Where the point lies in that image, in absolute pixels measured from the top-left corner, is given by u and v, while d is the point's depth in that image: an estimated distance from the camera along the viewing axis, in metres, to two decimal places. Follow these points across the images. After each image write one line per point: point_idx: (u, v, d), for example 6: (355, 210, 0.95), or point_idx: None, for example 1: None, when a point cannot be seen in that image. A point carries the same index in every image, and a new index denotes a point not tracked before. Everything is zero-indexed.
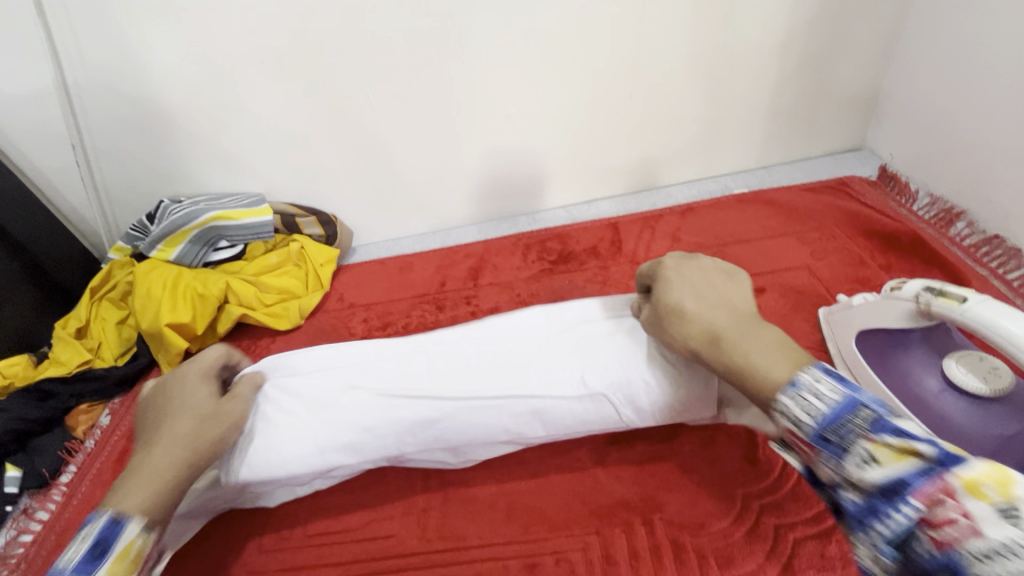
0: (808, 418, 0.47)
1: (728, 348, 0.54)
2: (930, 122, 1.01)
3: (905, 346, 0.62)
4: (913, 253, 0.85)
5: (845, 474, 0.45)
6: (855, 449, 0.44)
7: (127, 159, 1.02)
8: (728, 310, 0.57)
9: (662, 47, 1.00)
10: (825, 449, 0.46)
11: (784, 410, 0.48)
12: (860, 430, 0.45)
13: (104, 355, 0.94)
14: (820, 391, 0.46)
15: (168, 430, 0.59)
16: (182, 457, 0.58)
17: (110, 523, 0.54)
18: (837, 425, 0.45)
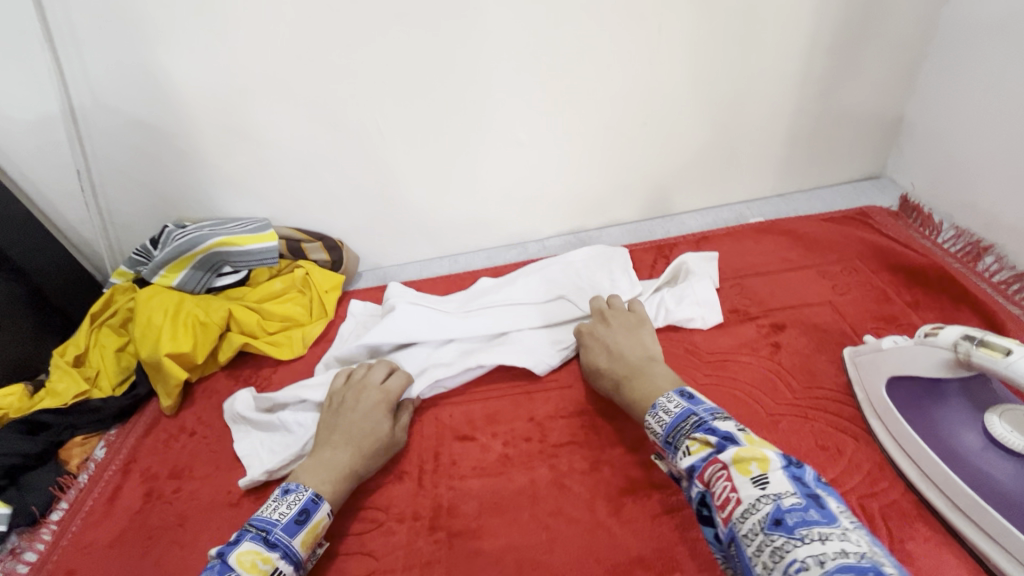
0: (660, 427, 0.58)
1: (626, 393, 0.69)
2: (954, 151, 0.98)
3: (943, 397, 0.60)
4: (941, 291, 0.82)
5: (677, 466, 0.54)
6: (680, 446, 0.54)
7: (132, 183, 1.01)
8: (629, 362, 0.72)
9: (676, 75, 0.98)
10: (668, 451, 0.56)
11: (648, 425, 0.60)
12: (687, 430, 0.55)
13: (101, 385, 0.91)
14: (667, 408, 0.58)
15: (357, 428, 0.71)
16: (362, 462, 0.69)
17: (312, 498, 0.63)
18: (674, 431, 0.56)
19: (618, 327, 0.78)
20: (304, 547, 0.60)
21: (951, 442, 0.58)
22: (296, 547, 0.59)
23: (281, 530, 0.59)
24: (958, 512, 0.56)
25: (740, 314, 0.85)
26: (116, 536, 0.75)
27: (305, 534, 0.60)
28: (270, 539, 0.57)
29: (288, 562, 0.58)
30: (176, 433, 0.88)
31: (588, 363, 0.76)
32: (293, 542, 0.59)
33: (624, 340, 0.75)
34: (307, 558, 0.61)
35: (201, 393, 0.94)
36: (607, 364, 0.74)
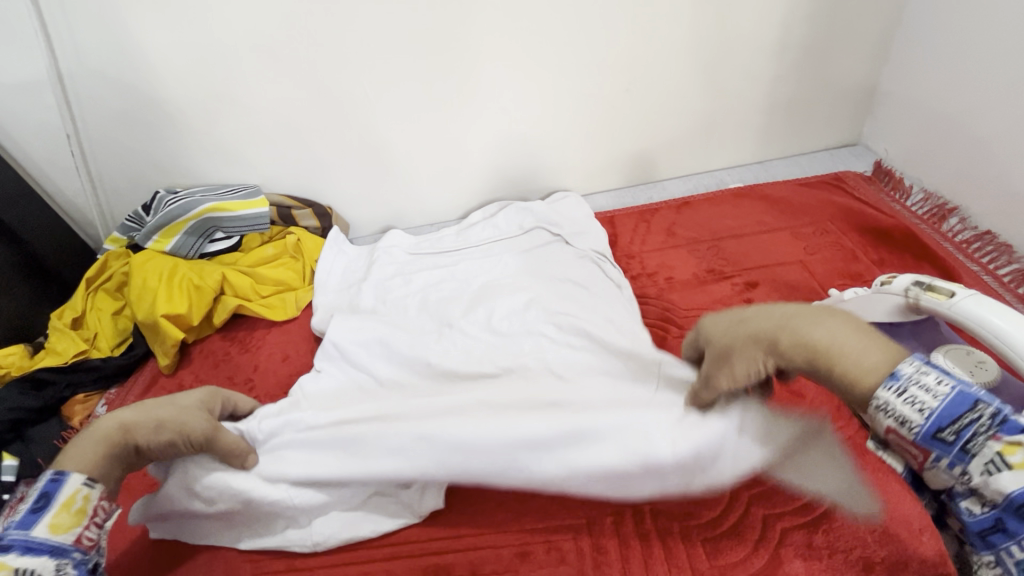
0: (920, 416, 0.39)
1: (790, 352, 0.47)
2: (928, 115, 1.01)
3: (894, 341, 0.62)
4: (905, 249, 0.86)
5: (964, 479, 0.39)
6: (978, 451, 0.38)
7: (123, 150, 1.02)
8: (778, 318, 0.49)
9: (660, 40, 1.00)
10: (942, 451, 0.40)
11: (886, 404, 0.41)
12: (978, 424, 0.38)
13: (100, 345, 0.94)
14: (930, 383, 0.39)
15: (144, 412, 0.60)
16: (146, 433, 0.59)
17: (53, 477, 0.52)
18: (954, 425, 0.39)
19: (716, 317, 0.56)
20: (59, 530, 0.50)
21: None
22: (44, 537, 0.49)
23: (15, 529, 0.49)
24: None
25: (716, 273, 0.88)
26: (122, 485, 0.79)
27: (53, 514, 0.50)
28: (2, 545, 0.48)
29: (36, 556, 0.48)
30: (174, 391, 0.91)
31: (728, 365, 0.52)
32: (33, 535, 0.49)
33: (762, 313, 0.52)
34: (83, 536, 0.52)
35: (197, 354, 0.96)
36: (747, 351, 0.50)
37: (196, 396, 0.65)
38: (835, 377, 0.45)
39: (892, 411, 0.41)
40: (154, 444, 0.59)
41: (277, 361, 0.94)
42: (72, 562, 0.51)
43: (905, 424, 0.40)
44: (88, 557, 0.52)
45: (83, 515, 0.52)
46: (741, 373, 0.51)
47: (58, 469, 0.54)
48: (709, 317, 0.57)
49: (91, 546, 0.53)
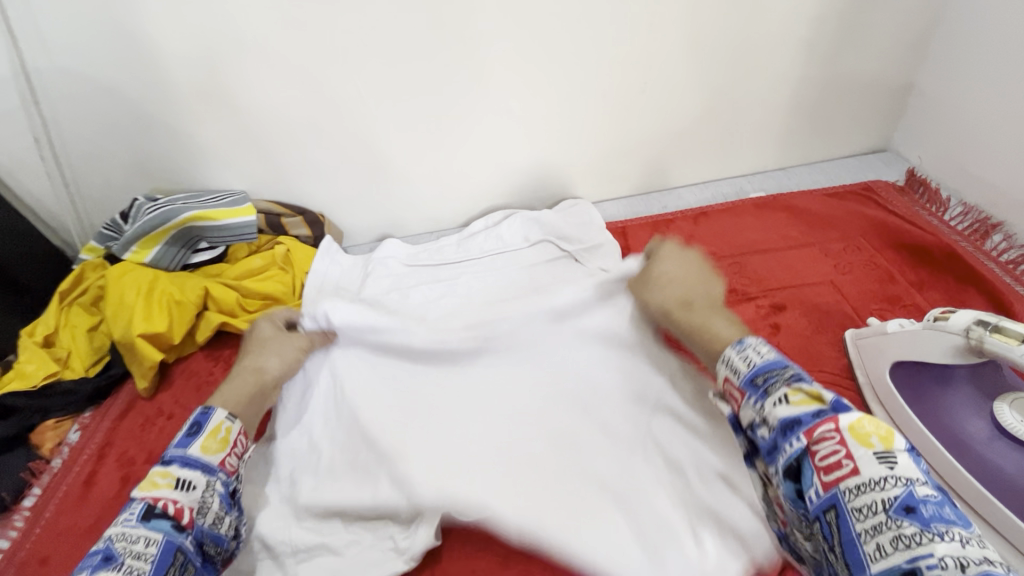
0: (746, 366, 0.53)
1: (683, 318, 0.68)
2: (967, 122, 0.94)
3: (948, 385, 0.58)
4: (947, 270, 0.79)
5: (761, 412, 0.50)
6: (773, 392, 0.49)
7: (99, 153, 0.95)
8: (687, 288, 0.71)
9: (679, 38, 0.92)
10: (754, 393, 0.51)
11: (729, 361, 0.56)
12: (782, 377, 0.50)
13: (73, 365, 0.87)
14: (757, 347, 0.54)
15: (255, 354, 0.74)
16: (269, 368, 0.72)
17: (203, 411, 0.62)
18: (766, 375, 0.51)
19: (672, 263, 0.74)
20: (209, 452, 0.59)
21: (956, 428, 0.56)
22: (198, 455, 0.58)
23: (174, 447, 0.58)
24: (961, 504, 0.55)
25: (739, 294, 0.81)
26: (92, 524, 0.72)
27: (204, 439, 0.59)
28: (166, 458, 0.57)
29: (192, 469, 0.57)
30: (153, 416, 0.84)
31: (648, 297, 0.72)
32: (190, 453, 0.58)
33: (683, 281, 0.72)
34: (227, 461, 0.60)
35: (180, 374, 0.90)
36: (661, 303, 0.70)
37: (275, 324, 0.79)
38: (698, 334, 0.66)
39: (730, 362, 0.56)
40: (273, 372, 0.72)
41: None
42: (218, 481, 0.58)
43: (735, 372, 0.54)
44: (231, 481, 0.60)
45: (227, 443, 0.61)
46: (651, 304, 0.72)
47: (208, 406, 0.64)
48: (661, 244, 0.76)
49: (231, 472, 0.60)
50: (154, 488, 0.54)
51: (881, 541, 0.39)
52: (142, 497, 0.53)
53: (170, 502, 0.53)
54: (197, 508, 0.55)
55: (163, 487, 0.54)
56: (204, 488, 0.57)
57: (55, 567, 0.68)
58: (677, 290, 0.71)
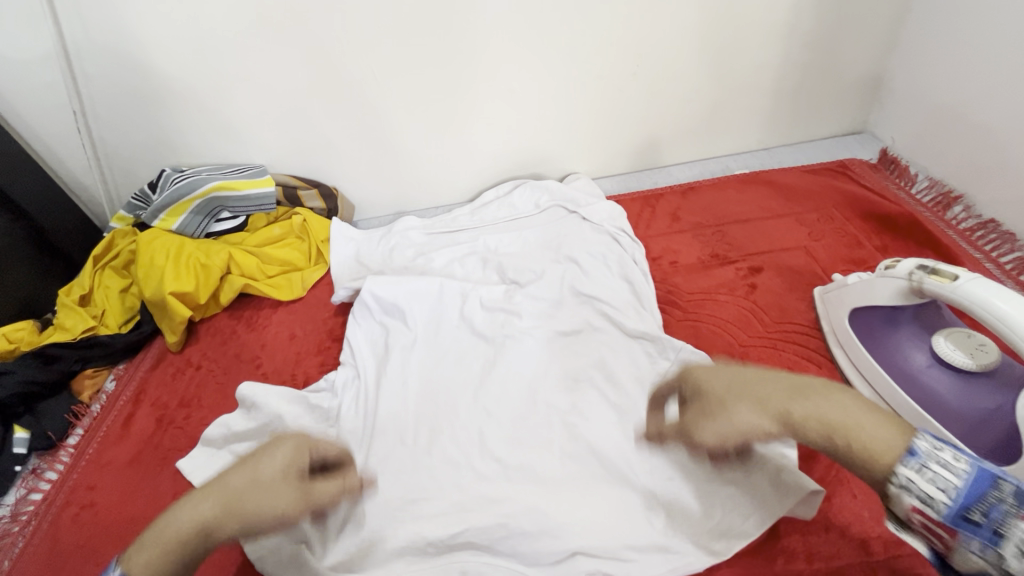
0: (944, 496, 0.43)
1: (804, 429, 0.48)
2: (935, 104, 1.01)
3: (896, 324, 0.65)
4: (909, 235, 0.86)
5: (928, 474, 0.44)
6: (1008, 534, 0.41)
7: (129, 128, 1.01)
8: (783, 387, 0.51)
9: (669, 23, 0.99)
10: (966, 530, 0.43)
11: (904, 484, 0.45)
12: (1000, 504, 0.42)
13: (108, 322, 0.94)
14: (951, 464, 0.44)
15: (243, 475, 0.54)
16: (230, 523, 0.51)
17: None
18: (978, 504, 0.43)
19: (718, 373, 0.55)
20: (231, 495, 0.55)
21: (903, 362, 0.63)
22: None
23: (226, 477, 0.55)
24: None
25: (720, 258, 0.89)
26: (131, 458, 0.79)
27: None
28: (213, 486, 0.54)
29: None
30: (182, 366, 0.92)
31: (731, 421, 0.51)
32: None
33: (761, 380, 0.52)
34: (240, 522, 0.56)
35: (205, 332, 0.97)
36: (760, 416, 0.50)
37: (292, 447, 0.57)
38: (848, 451, 0.47)
39: (914, 489, 0.44)
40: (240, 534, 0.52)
41: (284, 340, 0.95)
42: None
43: (928, 502, 0.44)
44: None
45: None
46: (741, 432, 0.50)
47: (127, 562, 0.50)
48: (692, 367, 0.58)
49: None
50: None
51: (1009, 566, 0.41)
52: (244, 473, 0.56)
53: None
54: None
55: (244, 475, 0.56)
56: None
57: (101, 494, 0.75)
58: (744, 397, 0.51)
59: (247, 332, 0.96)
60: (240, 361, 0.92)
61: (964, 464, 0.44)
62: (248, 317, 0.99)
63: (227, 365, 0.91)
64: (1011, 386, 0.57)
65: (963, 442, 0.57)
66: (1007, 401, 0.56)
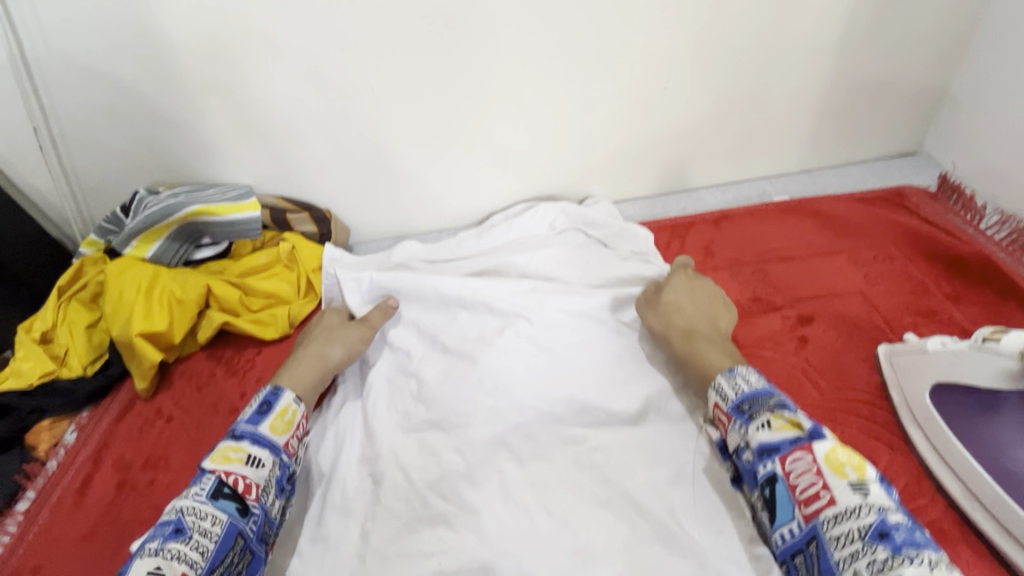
0: (734, 393, 0.58)
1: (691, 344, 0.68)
2: (1006, 126, 0.89)
3: (994, 408, 0.54)
4: (986, 284, 0.75)
5: (746, 437, 0.54)
6: (758, 418, 0.54)
7: (99, 145, 0.91)
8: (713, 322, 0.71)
9: (703, 32, 0.88)
10: (738, 418, 0.56)
11: (718, 387, 0.60)
12: (767, 406, 0.55)
13: (71, 363, 0.84)
14: (751, 377, 0.58)
15: (321, 342, 0.76)
16: (337, 353, 0.75)
17: (274, 392, 0.67)
18: (752, 402, 0.56)
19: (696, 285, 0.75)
20: (275, 432, 0.63)
21: (1005, 458, 0.52)
22: (266, 434, 0.62)
23: (246, 423, 0.62)
24: (1008, 537, 0.51)
25: (763, 303, 0.77)
26: (85, 533, 0.69)
27: (273, 418, 0.64)
28: (236, 434, 0.61)
29: (260, 447, 0.61)
30: (152, 418, 0.81)
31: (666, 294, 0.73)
32: (260, 431, 0.62)
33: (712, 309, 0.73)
34: (290, 443, 0.64)
35: (180, 375, 0.87)
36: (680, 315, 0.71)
37: (339, 315, 0.82)
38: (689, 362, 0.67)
39: (720, 388, 0.59)
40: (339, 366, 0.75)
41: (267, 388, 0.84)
42: (278, 463, 0.62)
43: (723, 396, 0.59)
44: (290, 463, 0.64)
45: (292, 425, 0.65)
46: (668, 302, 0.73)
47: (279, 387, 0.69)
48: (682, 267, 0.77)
49: (292, 453, 0.64)
50: (227, 462, 0.58)
51: (859, 566, 0.43)
52: (216, 471, 0.57)
53: (240, 478, 0.57)
54: (263, 485, 0.59)
55: (235, 461, 0.58)
56: (270, 466, 0.60)
57: None
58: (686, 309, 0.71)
59: (226, 382, 0.85)
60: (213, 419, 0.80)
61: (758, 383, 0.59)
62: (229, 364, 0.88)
63: (201, 424, 0.80)
64: None
65: None
66: None
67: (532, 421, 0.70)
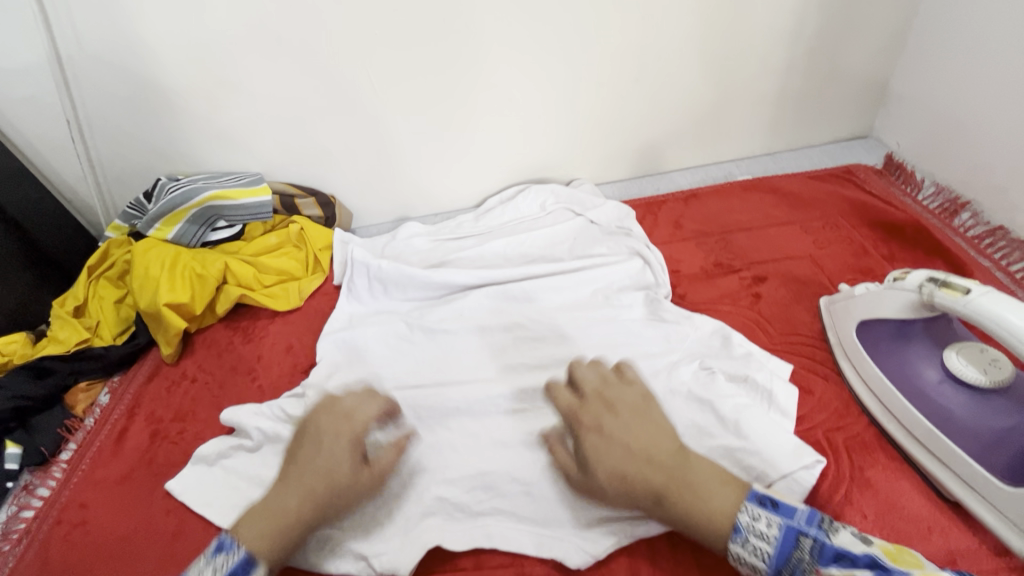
0: (762, 561, 0.51)
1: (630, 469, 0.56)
2: (941, 109, 0.99)
3: (907, 337, 0.65)
4: (917, 245, 0.85)
5: None
6: None
7: (123, 137, 1.00)
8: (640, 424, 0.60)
9: (669, 27, 0.97)
10: None
11: (738, 556, 0.52)
12: (805, 561, 0.50)
13: (102, 334, 0.93)
14: (764, 532, 0.51)
15: (312, 451, 0.60)
16: (319, 487, 0.58)
17: (243, 561, 0.53)
18: (788, 564, 0.50)
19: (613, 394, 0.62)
20: None
21: (915, 377, 0.63)
22: None
23: None
24: (916, 444, 0.62)
25: (724, 267, 0.88)
26: (124, 475, 0.78)
27: None
28: None
29: None
30: (178, 379, 0.91)
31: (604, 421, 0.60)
32: None
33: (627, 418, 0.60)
34: None
35: (201, 343, 0.96)
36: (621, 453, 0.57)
37: (352, 395, 0.67)
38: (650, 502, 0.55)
39: (745, 560, 0.52)
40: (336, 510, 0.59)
41: (281, 351, 0.93)
42: None
43: (755, 567, 0.52)
44: None
45: None
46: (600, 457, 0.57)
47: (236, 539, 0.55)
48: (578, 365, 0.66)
49: None
50: None
51: None
52: None
53: None
54: None
55: None
56: None
57: (94, 513, 0.74)
58: (642, 459, 0.56)
59: (244, 347, 0.94)
60: (233, 383, 0.89)
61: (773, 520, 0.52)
62: (245, 333, 0.97)
63: (222, 384, 0.89)
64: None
65: (976, 463, 0.56)
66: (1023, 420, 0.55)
67: (518, 369, 0.79)
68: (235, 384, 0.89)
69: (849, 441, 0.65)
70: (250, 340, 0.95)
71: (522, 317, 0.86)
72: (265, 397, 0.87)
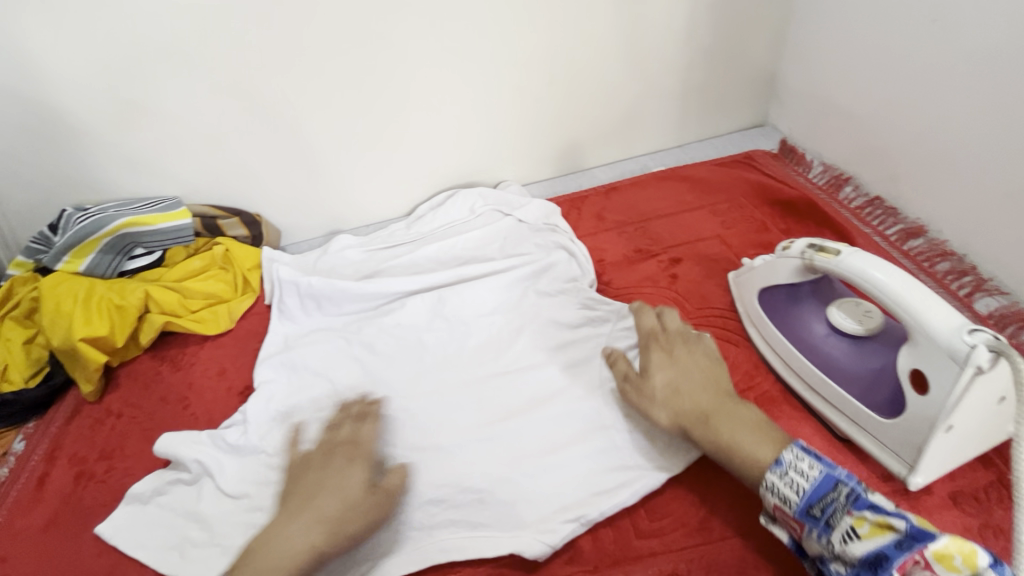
0: (797, 494, 0.55)
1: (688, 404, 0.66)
2: (821, 96, 1.11)
3: (799, 299, 0.72)
4: (809, 218, 0.94)
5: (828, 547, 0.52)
6: (838, 524, 0.52)
7: (22, 167, 0.95)
8: (711, 386, 0.67)
9: (576, 32, 1.04)
10: (814, 526, 0.53)
11: (771, 487, 0.57)
12: (839, 502, 0.53)
13: (12, 377, 0.87)
14: (806, 471, 0.55)
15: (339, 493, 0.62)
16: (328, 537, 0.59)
17: None
18: (821, 503, 0.53)
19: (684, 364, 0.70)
20: None
21: (808, 333, 0.71)
22: None
23: None
24: (812, 392, 0.70)
25: (644, 252, 0.94)
26: (46, 522, 0.74)
27: None
28: None
29: None
30: (102, 417, 0.86)
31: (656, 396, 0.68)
32: None
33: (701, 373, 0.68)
34: None
35: (125, 376, 0.92)
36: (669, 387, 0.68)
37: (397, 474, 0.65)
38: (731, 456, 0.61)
39: (776, 491, 0.56)
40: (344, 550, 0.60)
41: (213, 376, 0.91)
42: None
43: (785, 501, 0.56)
44: None
45: None
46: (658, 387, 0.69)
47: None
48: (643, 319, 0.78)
49: None
50: None
51: None
52: None
53: None
54: None
55: None
56: None
57: (14, 564, 0.70)
58: (686, 391, 0.67)
59: (173, 375, 0.91)
60: (163, 414, 0.86)
61: (817, 471, 0.55)
62: (173, 362, 0.93)
63: (151, 416, 0.86)
64: (892, 346, 0.65)
65: (859, 402, 0.65)
66: (889, 360, 0.64)
67: (458, 368, 0.81)
68: (165, 415, 0.86)
69: (758, 397, 0.73)
70: (178, 369, 0.92)
71: (458, 317, 0.88)
72: (199, 425, 0.84)
